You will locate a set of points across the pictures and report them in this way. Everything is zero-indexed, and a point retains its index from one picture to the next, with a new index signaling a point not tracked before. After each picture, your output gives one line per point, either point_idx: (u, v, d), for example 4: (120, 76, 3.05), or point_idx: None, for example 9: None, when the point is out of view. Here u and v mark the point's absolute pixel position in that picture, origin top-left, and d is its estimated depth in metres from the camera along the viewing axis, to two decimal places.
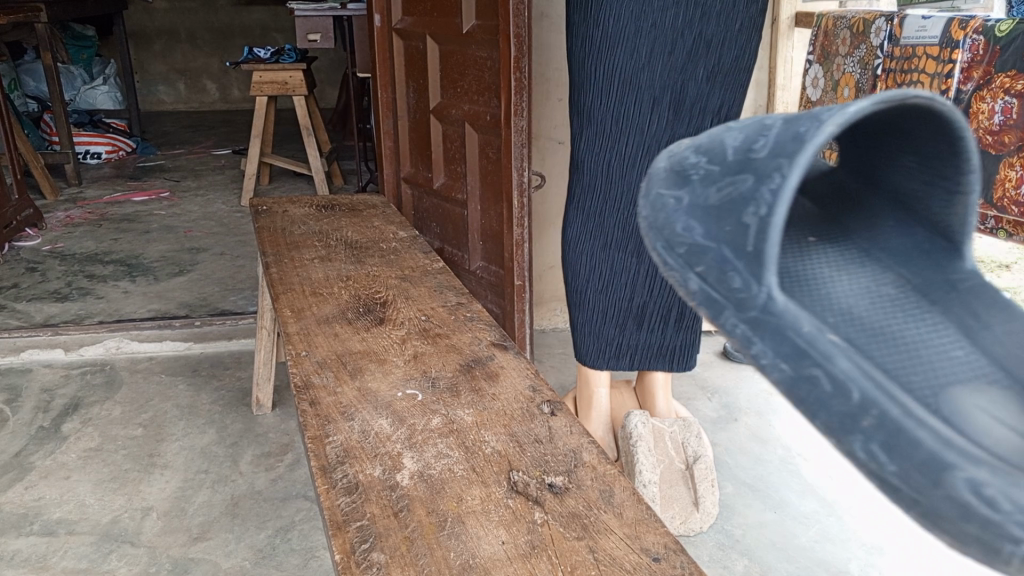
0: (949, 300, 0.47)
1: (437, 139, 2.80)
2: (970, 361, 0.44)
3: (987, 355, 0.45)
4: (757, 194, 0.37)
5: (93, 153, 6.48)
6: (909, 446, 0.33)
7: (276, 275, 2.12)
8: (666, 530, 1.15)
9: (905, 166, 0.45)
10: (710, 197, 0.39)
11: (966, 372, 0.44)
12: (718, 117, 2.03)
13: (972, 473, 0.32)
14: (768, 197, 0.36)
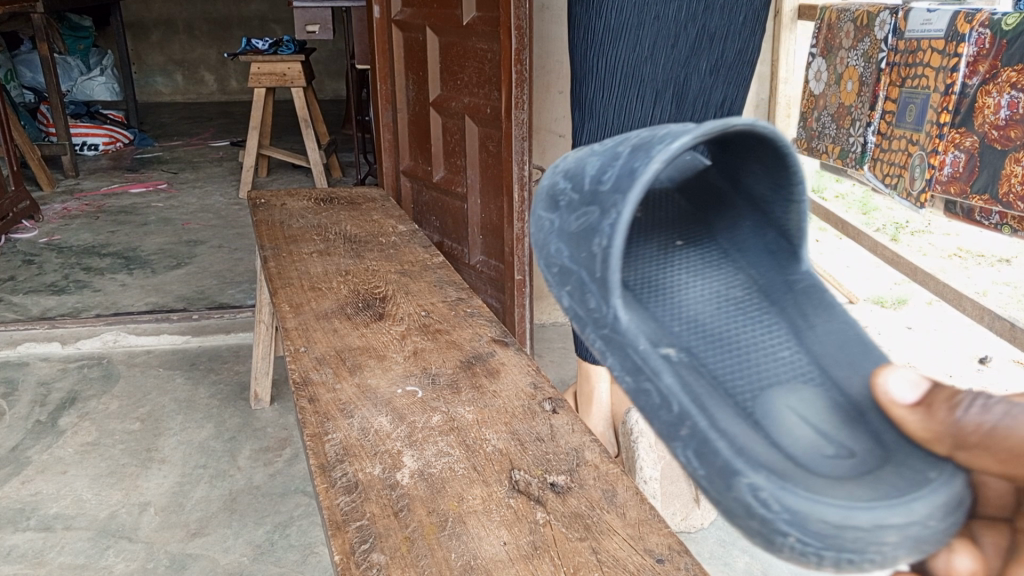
0: (788, 297, 0.87)
1: (437, 132, 2.78)
2: (791, 356, 0.84)
3: (808, 351, 0.84)
4: (601, 229, 0.68)
5: (90, 145, 6.45)
6: (712, 456, 0.64)
7: (274, 270, 2.09)
8: (670, 531, 1.14)
9: (758, 178, 0.82)
10: (573, 227, 0.71)
11: (787, 368, 0.83)
12: (721, 111, 2.01)
13: (751, 481, 0.62)
14: (608, 235, 0.68)
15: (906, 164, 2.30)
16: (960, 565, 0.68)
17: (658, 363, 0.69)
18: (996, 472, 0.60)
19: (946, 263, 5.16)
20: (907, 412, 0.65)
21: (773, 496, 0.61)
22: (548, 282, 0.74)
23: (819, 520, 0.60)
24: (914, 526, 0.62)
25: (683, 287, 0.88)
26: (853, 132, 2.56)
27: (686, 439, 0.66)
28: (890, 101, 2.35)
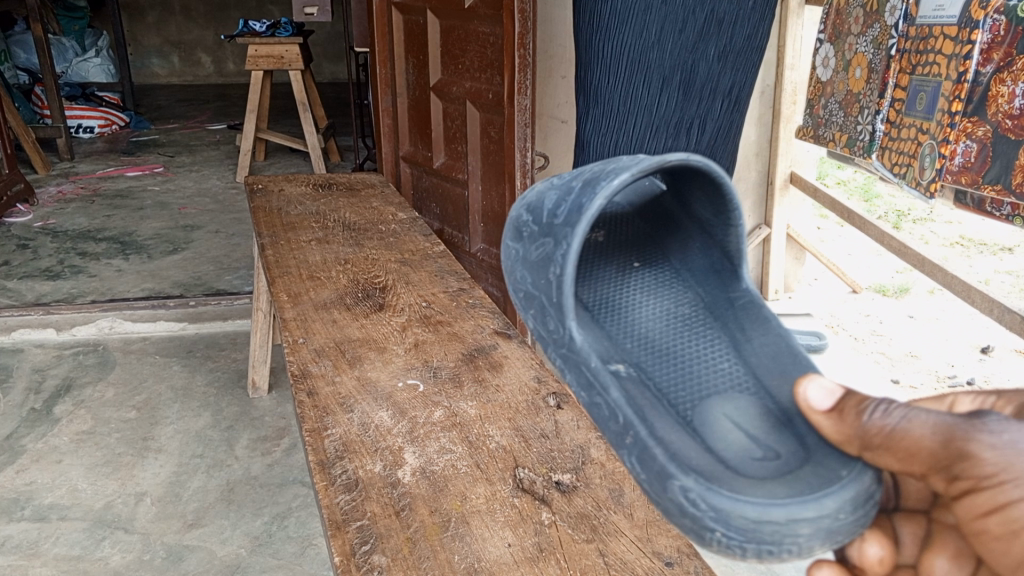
0: (729, 313, 0.81)
1: (437, 117, 2.73)
2: (729, 368, 0.79)
3: (745, 360, 0.78)
4: (555, 257, 0.69)
5: (86, 127, 6.38)
6: (644, 456, 0.64)
7: (271, 258, 2.06)
8: (678, 532, 1.11)
9: (699, 197, 0.78)
10: (533, 256, 0.72)
11: (726, 381, 0.78)
12: (729, 99, 1.97)
13: (682, 483, 0.62)
14: (560, 263, 0.68)
15: (916, 153, 2.20)
16: (871, 554, 0.61)
17: (610, 378, 0.68)
18: (895, 472, 0.55)
19: (948, 252, 5.14)
20: (823, 417, 0.60)
21: (694, 496, 0.61)
22: (516, 305, 0.76)
23: (729, 516, 0.59)
24: (827, 518, 0.59)
25: (639, 299, 0.85)
26: (862, 119, 2.48)
27: (630, 448, 0.66)
28: (900, 89, 2.29)
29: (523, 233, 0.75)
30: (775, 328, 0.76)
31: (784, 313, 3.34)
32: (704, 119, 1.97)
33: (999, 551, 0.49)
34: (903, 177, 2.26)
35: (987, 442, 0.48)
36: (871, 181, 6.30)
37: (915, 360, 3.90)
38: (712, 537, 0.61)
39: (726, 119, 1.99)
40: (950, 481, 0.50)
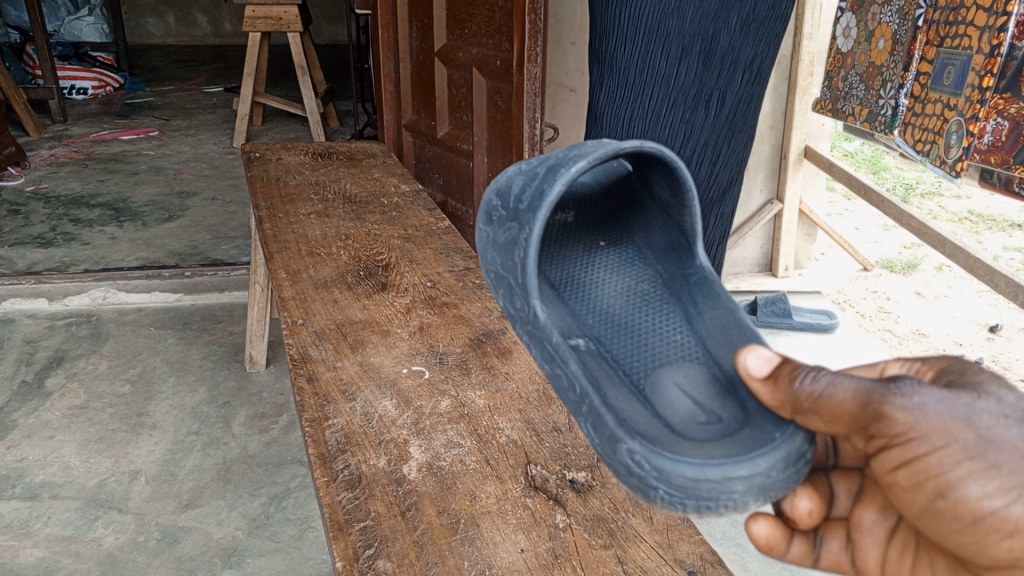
0: (685, 289, 0.99)
1: (441, 85, 2.63)
2: (683, 339, 0.97)
3: (696, 334, 0.97)
4: (520, 243, 0.88)
5: (79, 89, 6.23)
6: (592, 416, 0.82)
7: (269, 232, 1.97)
8: (701, 538, 1.05)
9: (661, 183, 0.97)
10: (502, 240, 0.92)
11: (678, 351, 0.96)
12: (751, 70, 1.88)
13: (629, 446, 0.78)
14: (525, 247, 0.87)
15: (942, 129, 2.11)
16: (801, 507, 0.81)
17: (568, 352, 0.86)
18: (823, 430, 0.72)
19: (956, 227, 5.05)
20: (761, 383, 0.76)
21: (638, 456, 0.77)
22: (491, 284, 0.96)
23: (671, 470, 0.75)
24: (760, 474, 0.74)
25: (603, 280, 1.04)
26: (884, 93, 2.38)
27: (585, 405, 0.83)
28: (926, 62, 2.19)
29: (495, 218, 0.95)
30: (724, 305, 0.94)
31: (793, 290, 3.27)
32: (723, 92, 1.88)
33: (906, 495, 0.69)
34: (927, 154, 2.17)
35: (899, 404, 0.65)
36: (879, 153, 6.20)
37: (923, 338, 3.84)
38: (657, 492, 0.76)
39: (746, 92, 1.90)
40: (870, 439, 0.68)
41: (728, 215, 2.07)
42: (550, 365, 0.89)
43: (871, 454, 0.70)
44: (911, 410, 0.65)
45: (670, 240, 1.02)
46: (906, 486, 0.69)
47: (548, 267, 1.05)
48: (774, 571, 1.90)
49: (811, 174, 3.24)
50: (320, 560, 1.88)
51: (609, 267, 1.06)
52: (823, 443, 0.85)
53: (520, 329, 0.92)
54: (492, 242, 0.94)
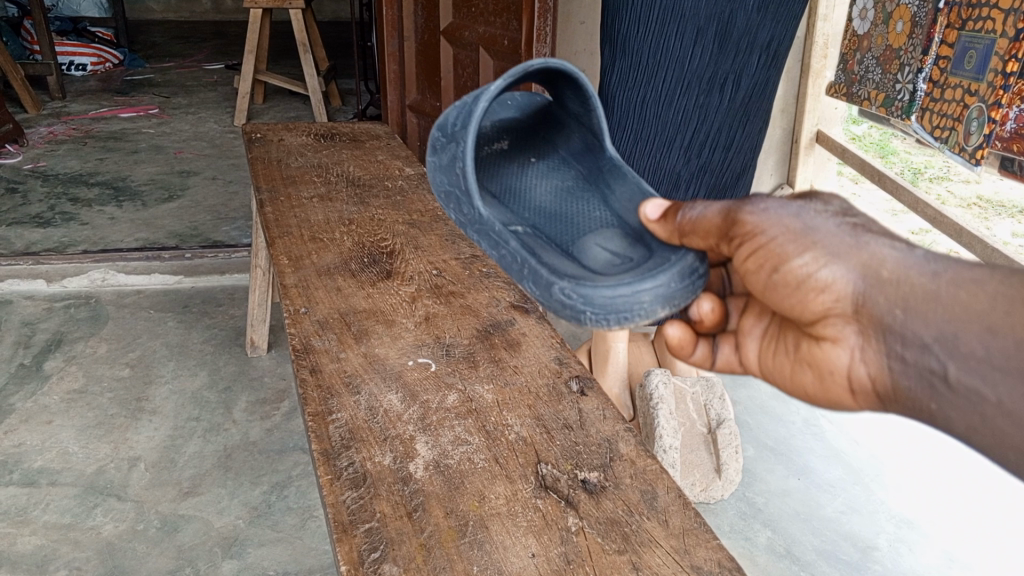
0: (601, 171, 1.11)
1: (447, 64, 2.57)
2: (604, 214, 1.08)
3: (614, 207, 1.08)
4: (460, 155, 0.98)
5: (78, 65, 6.15)
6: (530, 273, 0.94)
7: (270, 216, 1.93)
8: (718, 544, 1.01)
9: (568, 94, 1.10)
10: (444, 163, 1.01)
11: (602, 223, 1.07)
12: (767, 52, 1.81)
13: (562, 285, 0.90)
14: (466, 159, 0.97)
15: (962, 116, 2.05)
16: (705, 308, 0.96)
17: (508, 233, 0.96)
18: (701, 247, 0.89)
19: (965, 212, 4.99)
20: (655, 223, 0.93)
21: (563, 293, 0.90)
22: (441, 204, 1.03)
23: (590, 293, 0.88)
24: (663, 285, 0.87)
25: (535, 184, 1.13)
26: (901, 77, 2.32)
27: (527, 273, 0.93)
28: (946, 45, 2.12)
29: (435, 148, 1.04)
30: (632, 179, 1.06)
31: None
32: (739, 74, 1.81)
33: (758, 289, 0.84)
34: (946, 141, 2.12)
35: (752, 209, 0.81)
36: (887, 137, 6.12)
37: None
38: (586, 317, 0.89)
39: (763, 74, 1.84)
40: (731, 240, 0.83)
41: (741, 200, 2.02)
42: (501, 255, 0.97)
43: (732, 253, 0.84)
44: (758, 213, 0.81)
45: (588, 144, 1.14)
46: (753, 272, 0.82)
47: (486, 183, 1.12)
48: (783, 566, 1.88)
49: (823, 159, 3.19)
50: (323, 551, 1.85)
51: (539, 174, 1.15)
52: (718, 275, 1.02)
53: (470, 234, 1.00)
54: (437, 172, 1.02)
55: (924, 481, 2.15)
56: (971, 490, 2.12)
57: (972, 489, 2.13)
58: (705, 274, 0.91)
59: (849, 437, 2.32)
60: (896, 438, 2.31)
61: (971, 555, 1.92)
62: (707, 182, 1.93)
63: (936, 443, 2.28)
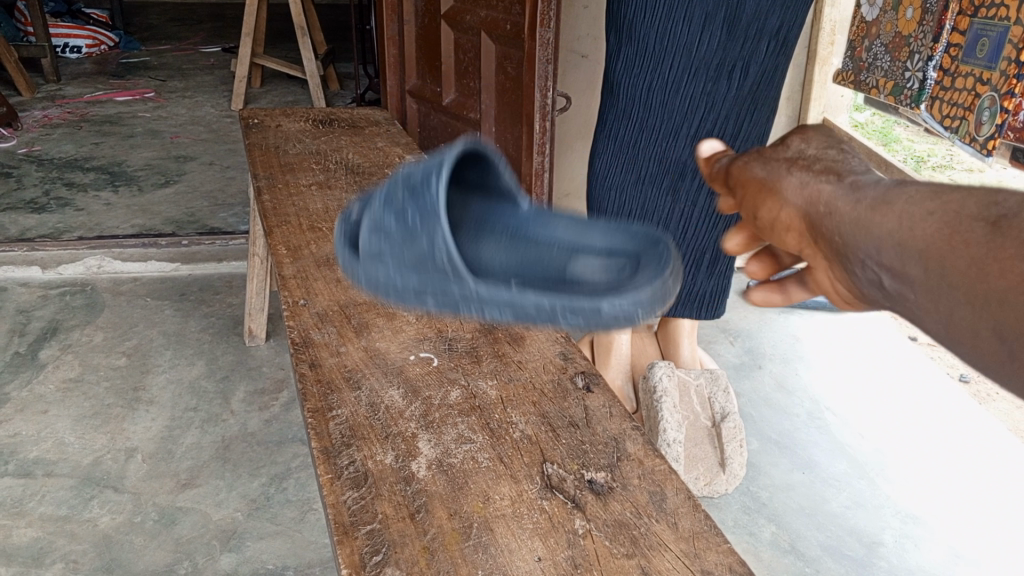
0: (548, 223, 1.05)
1: (448, 49, 2.52)
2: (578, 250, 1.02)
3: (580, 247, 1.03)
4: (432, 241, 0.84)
5: (72, 47, 6.08)
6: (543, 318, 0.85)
7: (269, 205, 1.89)
8: (728, 547, 0.99)
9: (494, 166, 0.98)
10: (407, 255, 0.85)
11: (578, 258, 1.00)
12: (777, 39, 1.77)
13: (569, 315, 0.85)
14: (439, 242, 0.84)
15: (973, 106, 2.02)
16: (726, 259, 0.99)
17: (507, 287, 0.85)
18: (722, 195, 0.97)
19: None
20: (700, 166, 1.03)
21: (613, 306, 0.84)
22: (412, 303, 0.86)
23: (633, 296, 0.85)
24: (660, 283, 0.87)
25: (490, 249, 0.99)
26: (910, 65, 2.28)
27: (562, 308, 0.85)
28: (958, 33, 2.09)
29: (388, 245, 0.86)
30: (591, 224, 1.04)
31: None
32: (748, 61, 1.78)
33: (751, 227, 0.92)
34: (956, 131, 2.09)
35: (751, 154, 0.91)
36: (890, 123, 6.08)
37: None
38: (642, 311, 0.85)
39: (771, 62, 1.80)
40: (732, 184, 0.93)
41: None
42: (523, 314, 0.85)
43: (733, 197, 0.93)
44: (755, 154, 0.90)
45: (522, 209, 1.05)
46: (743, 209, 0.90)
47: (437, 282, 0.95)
48: (788, 562, 1.86)
49: None
50: (322, 544, 1.83)
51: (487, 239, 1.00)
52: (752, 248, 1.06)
53: (465, 309, 0.86)
54: (396, 265, 0.86)
55: (929, 476, 2.13)
56: (976, 486, 2.11)
57: (977, 484, 2.11)
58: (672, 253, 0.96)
59: (853, 431, 2.30)
60: (900, 432, 2.30)
61: (976, 552, 1.90)
62: None
63: (940, 440, 2.27)
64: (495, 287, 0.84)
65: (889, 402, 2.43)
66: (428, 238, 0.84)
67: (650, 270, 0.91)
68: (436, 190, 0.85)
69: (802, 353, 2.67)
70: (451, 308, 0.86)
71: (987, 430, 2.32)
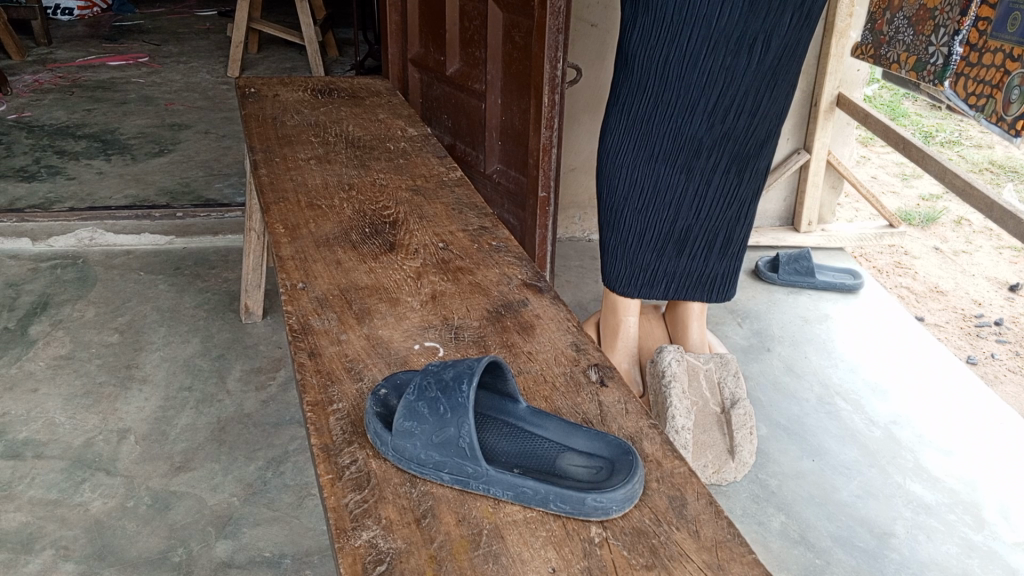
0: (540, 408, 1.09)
1: (453, 16, 2.42)
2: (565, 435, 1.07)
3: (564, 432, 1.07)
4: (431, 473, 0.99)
5: (64, 9, 5.92)
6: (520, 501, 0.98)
7: (266, 179, 1.81)
8: (754, 559, 0.92)
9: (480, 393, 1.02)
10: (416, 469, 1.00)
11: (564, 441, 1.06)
12: (801, 11, 1.68)
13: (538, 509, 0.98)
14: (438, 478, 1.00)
15: (1002, 83, 1.92)
16: None
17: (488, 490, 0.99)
18: None
19: (975, 178, 4.88)
20: None
21: (595, 500, 0.95)
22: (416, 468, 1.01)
23: (610, 495, 0.95)
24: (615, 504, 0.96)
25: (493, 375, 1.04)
26: (934, 40, 2.18)
27: (552, 497, 0.96)
28: (987, 6, 2.00)
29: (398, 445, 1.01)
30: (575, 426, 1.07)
31: (815, 246, 3.10)
32: (770, 35, 1.70)
33: None
34: (981, 110, 1.99)
35: None
36: (897, 98, 5.99)
37: (940, 297, 3.75)
38: (614, 509, 0.95)
39: (795, 35, 1.72)
40: None
41: (764, 170, 1.91)
42: (520, 500, 0.98)
43: None
44: None
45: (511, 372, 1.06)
46: None
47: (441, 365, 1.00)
48: (798, 552, 1.80)
49: (841, 123, 3.06)
50: (320, 532, 1.78)
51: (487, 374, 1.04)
52: None
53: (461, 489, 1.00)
54: (419, 448, 1.00)
55: (940, 466, 2.09)
56: (988, 476, 2.05)
57: (989, 473, 2.07)
58: (641, 467, 1.00)
59: (864, 417, 2.25)
60: (911, 420, 2.24)
61: (990, 544, 1.85)
62: (729, 149, 1.84)
63: (950, 428, 2.22)
64: (503, 476, 0.98)
65: (900, 388, 2.37)
66: (454, 428, 0.99)
67: (617, 485, 0.97)
68: (467, 390, 0.99)
69: (812, 335, 2.60)
70: (462, 485, 0.99)
71: (999, 415, 2.27)
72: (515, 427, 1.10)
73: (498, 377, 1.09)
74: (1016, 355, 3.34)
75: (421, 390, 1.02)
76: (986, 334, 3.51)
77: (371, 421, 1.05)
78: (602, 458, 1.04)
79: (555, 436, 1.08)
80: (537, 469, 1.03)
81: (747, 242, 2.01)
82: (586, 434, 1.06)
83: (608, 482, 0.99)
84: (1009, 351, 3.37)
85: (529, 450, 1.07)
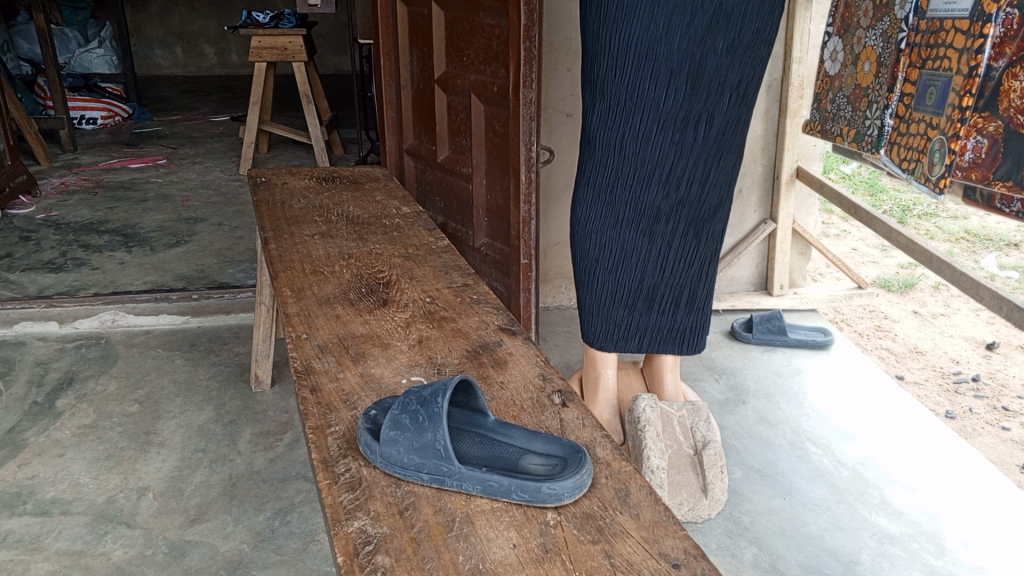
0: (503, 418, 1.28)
1: (441, 110, 2.71)
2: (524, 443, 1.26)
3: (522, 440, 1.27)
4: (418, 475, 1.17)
5: (88, 119, 6.36)
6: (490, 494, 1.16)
7: (274, 252, 2.04)
8: (686, 535, 1.09)
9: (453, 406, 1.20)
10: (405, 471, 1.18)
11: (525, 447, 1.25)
12: (737, 92, 1.95)
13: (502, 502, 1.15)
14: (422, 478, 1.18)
15: (925, 148, 2.16)
16: None
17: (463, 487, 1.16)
18: None
19: (953, 246, 5.11)
20: None
21: (550, 487, 1.13)
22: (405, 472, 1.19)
23: (561, 483, 1.13)
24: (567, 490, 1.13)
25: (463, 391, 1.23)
26: (870, 114, 2.45)
27: (514, 487, 1.14)
28: (909, 83, 2.26)
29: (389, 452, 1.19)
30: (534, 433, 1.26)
31: (789, 308, 3.31)
32: (712, 113, 1.96)
33: None
34: (912, 172, 2.23)
35: None
36: (876, 174, 6.31)
37: (920, 356, 3.92)
38: (566, 496, 1.13)
39: (734, 113, 1.98)
40: None
41: (719, 232, 2.14)
42: (488, 492, 1.15)
43: None
44: None
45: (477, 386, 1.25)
46: None
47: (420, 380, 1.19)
48: None
49: (804, 194, 3.32)
50: (324, 572, 1.92)
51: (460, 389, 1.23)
52: None
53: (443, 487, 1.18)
54: (402, 453, 1.18)
55: (905, 501, 2.22)
56: (949, 510, 2.19)
57: (951, 507, 2.20)
58: (589, 466, 1.17)
59: (833, 459, 2.40)
60: (877, 461, 2.39)
61: (951, 569, 1.98)
62: (685, 214, 2.07)
63: (914, 468, 2.36)
64: (474, 472, 1.16)
65: (867, 433, 2.53)
66: (431, 434, 1.17)
67: (570, 475, 1.15)
68: (441, 403, 1.18)
69: (786, 388, 2.77)
70: (439, 483, 1.17)
71: (962, 454, 2.42)
72: (484, 437, 1.28)
73: (470, 394, 1.29)
74: (994, 409, 3.47)
75: (403, 405, 1.21)
76: (964, 390, 3.65)
77: (362, 434, 1.25)
78: (558, 457, 1.23)
79: (519, 441, 1.27)
80: (502, 467, 1.22)
81: (710, 297, 2.22)
82: (544, 439, 1.25)
83: (562, 474, 1.17)
84: (987, 406, 3.51)
85: (496, 453, 1.25)
